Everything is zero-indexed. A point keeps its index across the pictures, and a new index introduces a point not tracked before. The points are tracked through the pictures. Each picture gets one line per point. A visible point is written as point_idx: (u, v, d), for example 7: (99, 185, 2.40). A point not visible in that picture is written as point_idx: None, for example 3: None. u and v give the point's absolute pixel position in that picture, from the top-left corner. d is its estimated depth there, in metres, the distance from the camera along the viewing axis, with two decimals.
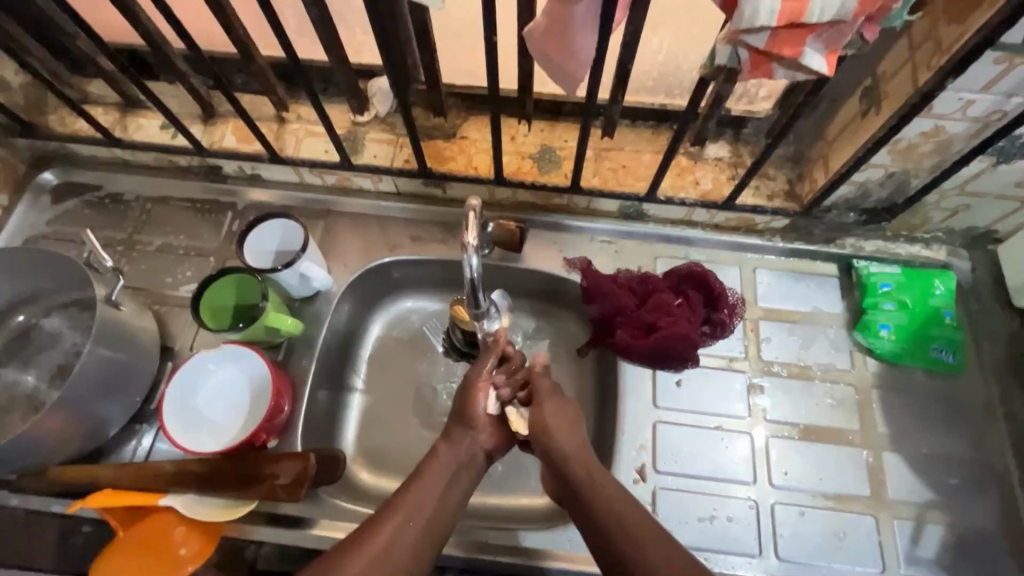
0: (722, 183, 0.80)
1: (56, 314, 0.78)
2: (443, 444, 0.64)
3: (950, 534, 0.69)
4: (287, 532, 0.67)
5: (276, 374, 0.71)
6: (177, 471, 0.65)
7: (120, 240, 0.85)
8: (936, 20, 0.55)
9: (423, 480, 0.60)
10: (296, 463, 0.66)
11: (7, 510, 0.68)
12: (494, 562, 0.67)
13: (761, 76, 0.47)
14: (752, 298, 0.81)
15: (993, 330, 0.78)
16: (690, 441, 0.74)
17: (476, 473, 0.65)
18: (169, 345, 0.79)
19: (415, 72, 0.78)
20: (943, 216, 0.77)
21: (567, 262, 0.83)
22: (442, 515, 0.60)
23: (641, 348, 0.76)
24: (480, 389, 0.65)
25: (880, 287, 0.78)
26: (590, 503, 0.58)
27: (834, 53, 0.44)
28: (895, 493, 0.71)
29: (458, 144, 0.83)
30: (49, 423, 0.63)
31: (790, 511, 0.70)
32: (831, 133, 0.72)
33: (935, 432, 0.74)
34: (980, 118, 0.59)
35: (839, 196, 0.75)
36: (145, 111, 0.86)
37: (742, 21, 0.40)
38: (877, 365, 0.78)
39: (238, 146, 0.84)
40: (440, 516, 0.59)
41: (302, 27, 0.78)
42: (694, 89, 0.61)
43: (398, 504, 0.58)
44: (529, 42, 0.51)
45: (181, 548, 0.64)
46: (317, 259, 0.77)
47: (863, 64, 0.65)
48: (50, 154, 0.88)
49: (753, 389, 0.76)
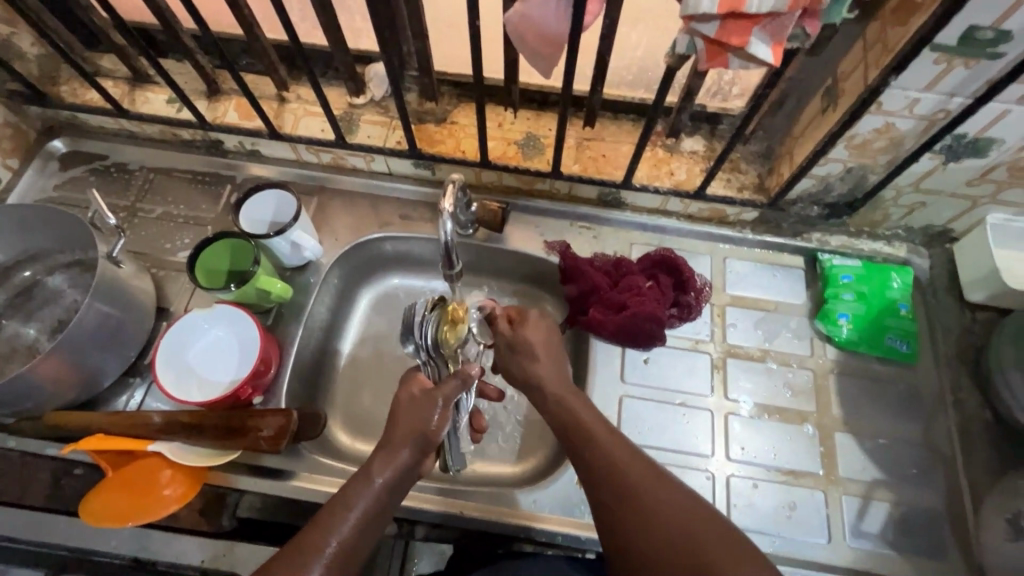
0: (695, 174, 0.84)
1: (59, 272, 0.82)
2: (375, 460, 0.59)
3: (895, 512, 0.73)
4: (267, 481, 0.71)
5: (264, 336, 0.75)
6: (165, 421, 0.69)
7: (123, 206, 0.89)
8: (886, 22, 0.59)
9: (348, 493, 0.57)
10: (278, 418, 0.70)
11: (2, 452, 0.72)
12: (460, 517, 0.71)
13: (718, 65, 0.52)
14: (720, 285, 0.85)
15: (947, 322, 0.82)
16: (654, 415, 0.78)
17: (411, 485, 0.61)
18: (164, 307, 0.83)
19: (410, 59, 0.82)
20: (902, 213, 0.81)
21: (546, 245, 0.87)
22: (377, 522, 0.57)
23: (610, 327, 0.79)
24: (441, 412, 0.62)
25: (841, 278, 0.83)
26: (601, 459, 0.57)
27: (779, 43, 0.49)
28: (845, 471, 0.75)
29: (447, 128, 0.87)
30: (48, 370, 0.67)
31: (744, 483, 0.74)
32: (797, 130, 0.77)
33: (887, 416, 0.78)
34: (927, 117, 0.64)
35: (803, 189, 0.80)
36: (153, 86, 0.90)
37: (688, 9, 0.45)
38: (836, 352, 0.82)
39: (239, 122, 0.88)
40: (375, 524, 0.57)
41: (305, 12, 0.83)
42: (664, 80, 0.66)
43: (340, 504, 0.56)
44: (508, 26, 0.55)
45: (165, 490, 0.67)
46: (308, 229, 0.81)
47: (826, 64, 0.70)
48: (61, 123, 0.93)
49: (717, 368, 0.81)
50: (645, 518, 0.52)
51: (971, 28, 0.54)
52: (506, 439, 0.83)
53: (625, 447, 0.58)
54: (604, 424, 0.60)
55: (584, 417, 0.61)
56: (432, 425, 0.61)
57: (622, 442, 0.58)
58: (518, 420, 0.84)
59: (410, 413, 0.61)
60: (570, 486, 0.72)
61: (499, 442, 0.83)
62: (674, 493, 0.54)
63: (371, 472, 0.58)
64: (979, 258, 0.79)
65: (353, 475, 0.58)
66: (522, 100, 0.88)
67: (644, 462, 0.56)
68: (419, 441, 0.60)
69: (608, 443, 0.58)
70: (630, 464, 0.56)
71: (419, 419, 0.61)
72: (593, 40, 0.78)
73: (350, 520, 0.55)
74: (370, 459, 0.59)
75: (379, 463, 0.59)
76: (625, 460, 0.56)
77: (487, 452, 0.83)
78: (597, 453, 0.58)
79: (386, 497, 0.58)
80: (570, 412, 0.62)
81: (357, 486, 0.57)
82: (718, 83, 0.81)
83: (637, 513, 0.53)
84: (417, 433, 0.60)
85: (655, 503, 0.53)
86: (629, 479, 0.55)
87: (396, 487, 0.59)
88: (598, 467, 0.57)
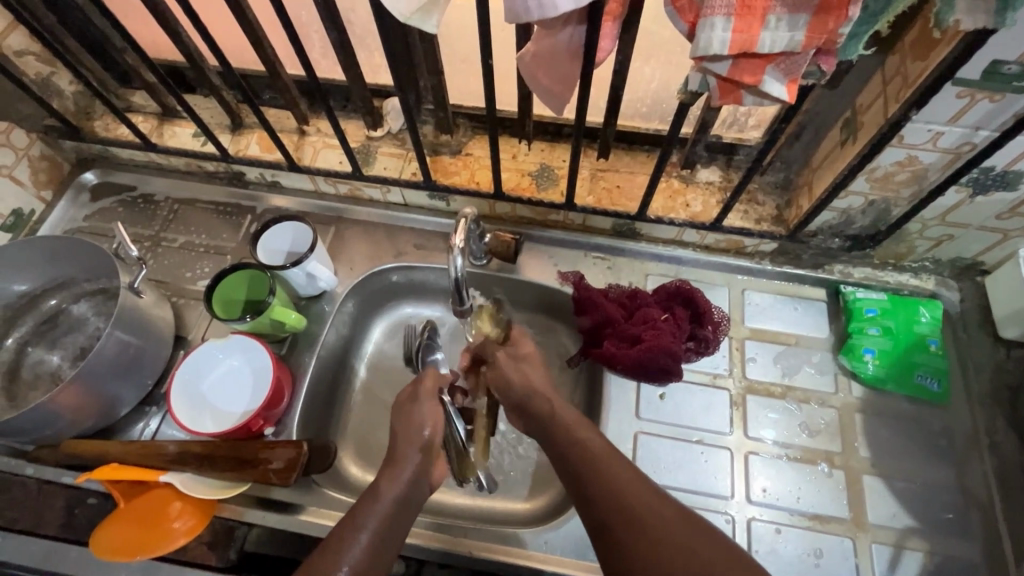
0: (711, 205, 0.83)
1: (84, 300, 0.84)
2: (380, 477, 0.60)
3: (929, 562, 0.69)
4: (275, 515, 0.71)
5: (276, 366, 0.75)
6: (179, 451, 0.69)
7: (147, 236, 0.92)
8: (905, 56, 0.58)
9: (359, 516, 0.56)
10: (289, 450, 0.70)
11: (21, 479, 0.74)
12: (469, 558, 0.68)
13: (731, 102, 0.51)
14: (738, 318, 0.83)
15: (980, 360, 0.78)
16: (670, 452, 0.75)
17: (422, 500, 0.62)
18: (183, 335, 0.85)
19: (426, 93, 0.84)
20: (928, 246, 0.78)
21: (560, 275, 0.86)
22: (395, 537, 0.56)
23: (625, 361, 0.77)
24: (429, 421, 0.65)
25: (866, 311, 0.80)
26: (595, 487, 0.55)
27: (794, 81, 0.48)
28: (875, 517, 0.71)
29: (462, 160, 0.88)
30: (70, 398, 0.69)
31: (767, 528, 0.71)
32: (816, 161, 0.76)
33: (919, 459, 0.74)
34: (951, 150, 0.62)
35: (822, 222, 0.78)
36: (180, 121, 0.94)
37: (698, 50, 0.44)
38: (861, 389, 0.78)
39: (260, 155, 0.90)
40: (392, 540, 0.56)
41: (325, 49, 0.85)
42: (676, 115, 0.65)
43: (350, 528, 0.55)
44: (520, 64, 0.55)
45: (175, 522, 0.67)
46: (324, 259, 0.82)
47: (846, 97, 0.68)
48: (94, 156, 0.97)
49: (736, 405, 0.78)
50: (640, 539, 0.51)
51: (994, 63, 0.52)
52: (518, 475, 0.81)
53: (625, 468, 0.56)
54: (603, 448, 0.59)
55: (580, 441, 0.60)
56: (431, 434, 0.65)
57: (620, 462, 0.57)
58: (531, 453, 0.83)
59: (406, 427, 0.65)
60: (583, 527, 0.70)
61: (512, 479, 0.81)
62: (670, 505, 0.53)
63: (379, 489, 0.59)
64: (1013, 293, 0.75)
65: (359, 498, 0.58)
66: (536, 132, 0.88)
67: (639, 482, 0.55)
68: (409, 443, 0.63)
69: (603, 468, 0.56)
70: (619, 481, 0.55)
71: (417, 430, 0.64)
72: (605, 74, 0.79)
73: (365, 536, 0.54)
74: (377, 479, 0.60)
75: (386, 479, 0.60)
76: (621, 483, 0.55)
77: (499, 489, 0.81)
78: (587, 473, 0.57)
79: (397, 511, 0.57)
80: (563, 433, 0.61)
81: (368, 504, 0.57)
82: (734, 115, 0.81)
83: (638, 536, 0.51)
84: (418, 440, 0.64)
85: (646, 522, 0.52)
86: (626, 502, 0.54)
87: (406, 500, 0.59)
88: (590, 491, 0.56)
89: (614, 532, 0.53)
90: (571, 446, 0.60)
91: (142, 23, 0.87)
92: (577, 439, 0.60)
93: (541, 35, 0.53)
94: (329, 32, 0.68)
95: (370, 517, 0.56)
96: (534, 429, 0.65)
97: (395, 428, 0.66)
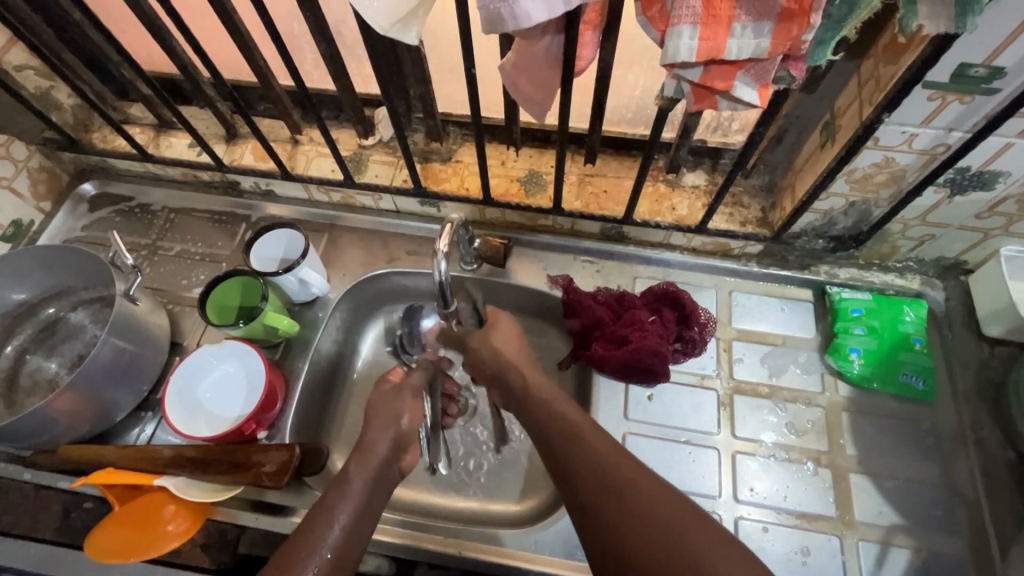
0: (697, 208, 0.84)
1: (82, 308, 0.86)
2: (349, 463, 0.60)
3: (916, 559, 0.69)
4: (268, 518, 0.72)
5: (269, 371, 0.77)
6: (174, 455, 0.70)
7: (144, 245, 0.94)
8: (878, 61, 0.59)
9: (329, 502, 0.56)
10: (281, 452, 0.71)
11: (19, 484, 0.75)
12: (459, 558, 0.69)
13: (707, 107, 0.53)
14: (726, 319, 0.84)
15: (966, 358, 0.79)
16: (658, 452, 0.76)
17: (392, 486, 0.63)
18: (178, 341, 0.86)
19: (415, 102, 0.85)
20: (911, 246, 0.79)
21: (550, 278, 0.87)
22: (366, 520, 0.57)
23: (613, 362, 0.78)
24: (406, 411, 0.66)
25: (851, 311, 0.81)
26: (576, 461, 0.55)
27: (764, 86, 0.49)
28: (862, 515, 0.72)
29: (452, 167, 0.90)
30: (66, 404, 0.70)
31: (755, 526, 0.71)
32: (798, 164, 0.77)
33: (905, 457, 0.75)
34: (926, 151, 0.63)
35: (806, 223, 0.79)
36: (176, 132, 0.95)
37: (667, 57, 0.45)
38: (848, 388, 0.79)
39: (255, 164, 0.92)
40: (364, 525, 0.57)
41: (317, 61, 0.87)
42: (657, 119, 0.66)
43: (323, 515, 0.55)
44: (501, 73, 0.56)
45: (169, 525, 0.68)
46: (316, 265, 0.83)
47: (824, 100, 0.70)
48: (92, 168, 0.98)
49: (723, 405, 0.79)
50: (624, 516, 0.50)
51: (962, 66, 0.54)
52: (510, 476, 0.82)
53: (606, 441, 0.56)
54: (583, 422, 0.58)
55: (560, 415, 0.60)
56: (404, 421, 0.65)
57: (601, 436, 0.57)
58: (522, 454, 0.84)
59: (378, 413, 0.65)
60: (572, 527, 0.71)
61: (503, 481, 0.82)
62: (654, 481, 0.52)
63: (347, 474, 0.59)
64: (996, 292, 0.76)
65: (329, 483, 0.58)
66: (525, 138, 0.90)
67: (620, 455, 0.55)
68: (394, 434, 0.64)
69: (584, 441, 0.56)
70: (601, 455, 0.55)
71: (394, 422, 0.65)
72: (589, 82, 0.80)
73: (339, 522, 0.55)
74: (346, 464, 0.60)
75: (355, 464, 0.60)
76: (601, 458, 0.54)
77: (491, 490, 0.82)
78: (568, 446, 0.57)
79: (369, 495, 0.58)
80: (541, 409, 0.61)
81: (337, 490, 0.57)
82: (718, 119, 0.82)
83: (619, 511, 0.51)
84: (393, 427, 0.64)
85: (630, 497, 0.51)
86: (606, 473, 0.53)
87: (378, 482, 0.60)
88: (569, 465, 0.55)
89: (596, 507, 0.52)
90: (552, 420, 0.60)
91: (138, 38, 0.89)
92: (556, 413, 0.60)
93: (521, 45, 0.54)
94: (318, 43, 0.70)
95: (341, 502, 0.56)
96: (513, 403, 0.65)
97: (367, 416, 0.65)
